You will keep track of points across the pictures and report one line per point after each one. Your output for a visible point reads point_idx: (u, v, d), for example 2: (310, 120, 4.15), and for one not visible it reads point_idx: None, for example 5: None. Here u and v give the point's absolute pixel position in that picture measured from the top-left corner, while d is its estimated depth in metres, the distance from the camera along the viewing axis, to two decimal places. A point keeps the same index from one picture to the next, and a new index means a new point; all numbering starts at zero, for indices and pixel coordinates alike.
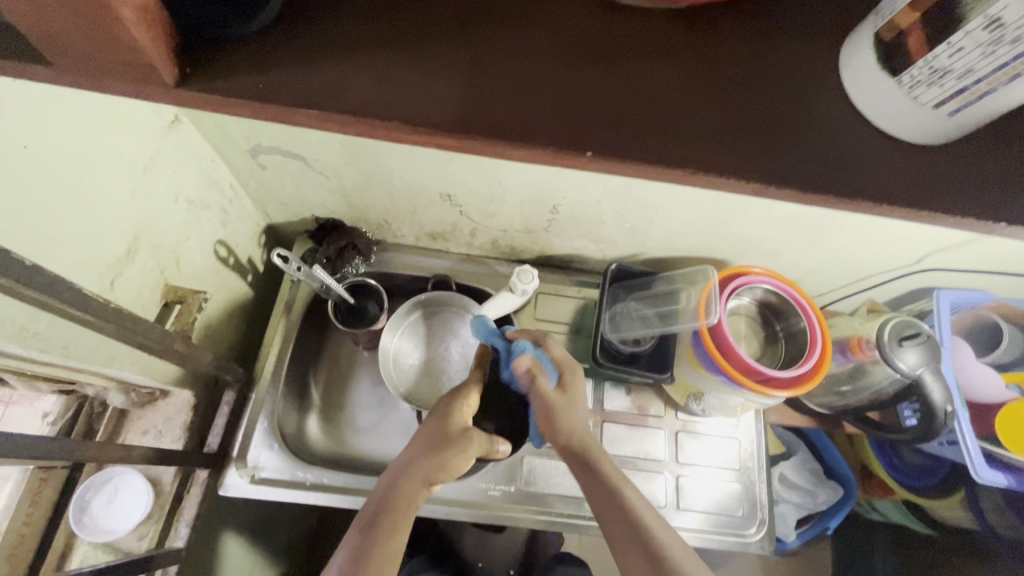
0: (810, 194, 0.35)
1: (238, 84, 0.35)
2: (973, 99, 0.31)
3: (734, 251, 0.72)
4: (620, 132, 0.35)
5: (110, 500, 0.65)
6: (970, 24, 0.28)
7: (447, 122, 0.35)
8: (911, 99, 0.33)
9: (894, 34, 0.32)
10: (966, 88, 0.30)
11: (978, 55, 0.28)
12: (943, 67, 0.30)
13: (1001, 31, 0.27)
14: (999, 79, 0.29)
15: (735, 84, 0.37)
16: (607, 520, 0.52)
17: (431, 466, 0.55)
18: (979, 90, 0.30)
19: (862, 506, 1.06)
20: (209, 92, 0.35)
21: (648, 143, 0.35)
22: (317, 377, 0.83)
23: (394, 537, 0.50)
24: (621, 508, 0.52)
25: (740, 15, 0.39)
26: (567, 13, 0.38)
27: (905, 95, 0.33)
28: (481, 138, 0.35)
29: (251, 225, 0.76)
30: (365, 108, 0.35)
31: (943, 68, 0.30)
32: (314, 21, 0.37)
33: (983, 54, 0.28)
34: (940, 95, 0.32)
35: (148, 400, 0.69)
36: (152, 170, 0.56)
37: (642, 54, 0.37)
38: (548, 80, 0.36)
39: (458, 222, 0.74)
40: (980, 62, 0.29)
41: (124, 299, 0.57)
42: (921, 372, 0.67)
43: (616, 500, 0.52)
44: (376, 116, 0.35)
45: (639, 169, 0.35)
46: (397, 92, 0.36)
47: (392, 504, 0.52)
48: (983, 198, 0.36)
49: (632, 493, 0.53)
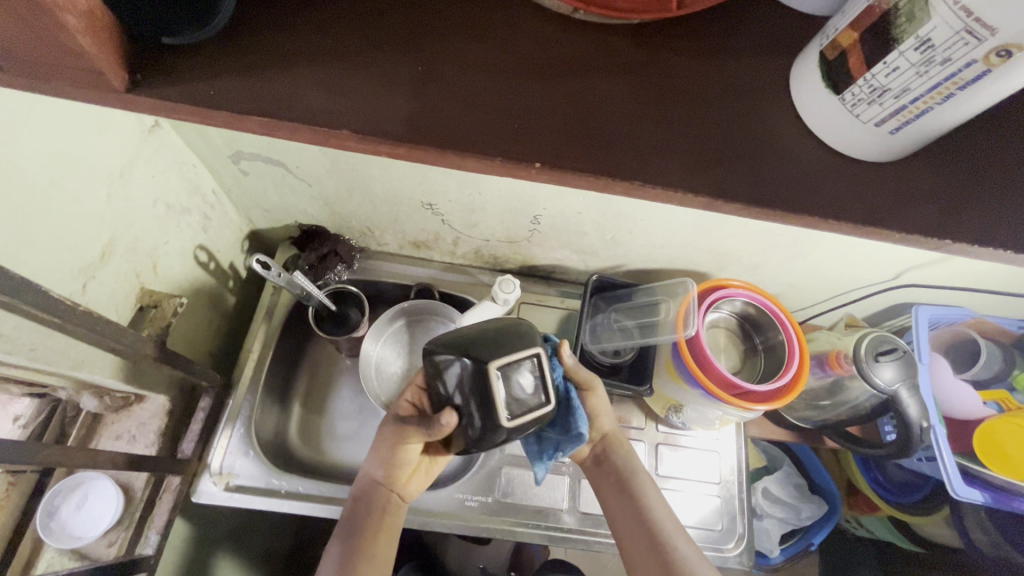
0: (771, 209, 0.35)
1: (188, 90, 0.34)
2: (910, 118, 0.31)
3: (714, 263, 0.72)
4: (570, 145, 0.35)
5: (80, 506, 0.64)
6: (903, 44, 0.28)
7: (396, 132, 0.35)
8: (854, 116, 0.33)
9: (836, 54, 0.32)
10: (903, 108, 0.31)
11: (913, 74, 0.29)
12: (881, 86, 0.31)
13: (931, 52, 0.27)
14: (934, 99, 0.29)
15: (689, 99, 0.37)
16: (626, 524, 0.58)
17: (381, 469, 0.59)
18: (915, 110, 0.30)
19: (848, 523, 1.05)
20: (160, 99, 0.34)
21: (599, 158, 0.35)
22: (298, 384, 0.83)
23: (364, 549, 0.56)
24: (641, 517, 0.57)
25: (699, 32, 0.39)
26: (522, 26, 0.38)
27: (848, 113, 0.33)
28: (431, 148, 0.35)
29: (232, 231, 0.76)
30: (312, 115, 0.34)
31: (881, 87, 0.30)
32: (265, 25, 0.36)
33: (917, 74, 0.28)
34: (881, 114, 0.32)
35: (122, 404, 0.68)
36: (129, 174, 0.56)
37: (596, 69, 0.37)
38: (500, 91, 0.36)
39: (440, 231, 0.74)
40: (914, 82, 0.29)
41: (98, 303, 0.57)
42: (897, 388, 0.68)
43: (635, 508, 0.58)
44: (324, 124, 0.34)
45: (590, 182, 0.35)
46: (347, 99, 0.35)
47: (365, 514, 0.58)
48: (947, 214, 0.36)
49: (652, 502, 0.58)
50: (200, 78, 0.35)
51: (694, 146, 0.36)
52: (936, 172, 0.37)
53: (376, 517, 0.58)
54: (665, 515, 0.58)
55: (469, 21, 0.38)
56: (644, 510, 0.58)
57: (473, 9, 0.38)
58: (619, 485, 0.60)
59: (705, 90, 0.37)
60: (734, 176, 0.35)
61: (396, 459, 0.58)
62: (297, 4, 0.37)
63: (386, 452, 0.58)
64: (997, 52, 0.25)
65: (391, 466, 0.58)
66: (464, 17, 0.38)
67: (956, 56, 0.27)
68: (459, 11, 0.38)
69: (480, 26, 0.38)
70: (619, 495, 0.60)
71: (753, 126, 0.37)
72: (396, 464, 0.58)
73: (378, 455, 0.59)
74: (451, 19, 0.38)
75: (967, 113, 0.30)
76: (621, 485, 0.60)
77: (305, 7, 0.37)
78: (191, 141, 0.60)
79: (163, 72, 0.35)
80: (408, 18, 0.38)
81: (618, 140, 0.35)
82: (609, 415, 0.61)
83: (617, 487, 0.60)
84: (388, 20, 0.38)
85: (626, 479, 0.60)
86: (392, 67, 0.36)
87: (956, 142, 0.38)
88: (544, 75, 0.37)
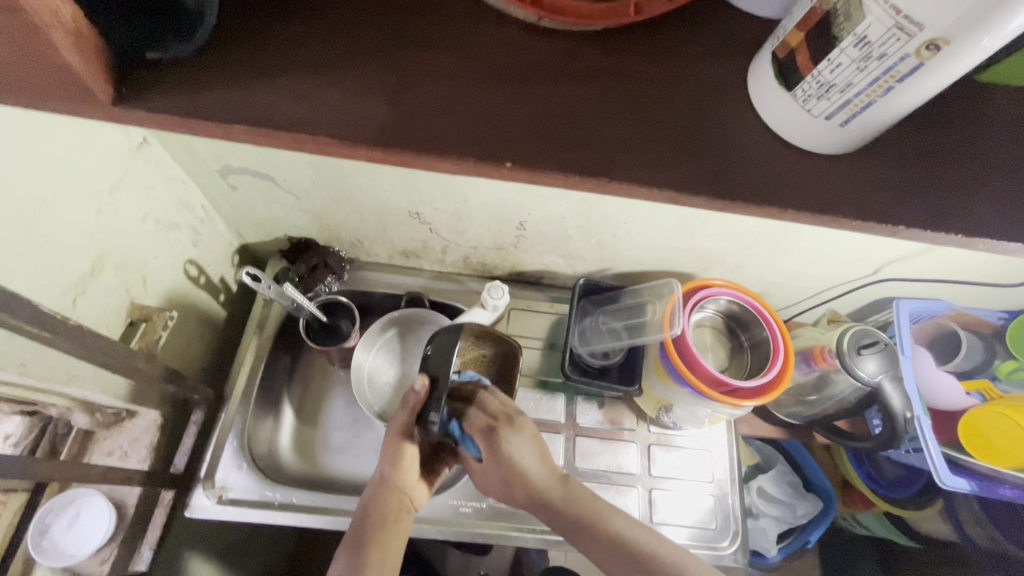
0: (737, 202, 0.36)
1: (170, 102, 0.36)
2: (857, 111, 0.33)
3: (699, 263, 0.74)
4: (539, 146, 0.36)
5: (72, 523, 0.63)
6: (843, 42, 0.30)
7: (370, 137, 0.36)
8: (806, 111, 0.35)
9: (787, 53, 0.34)
10: (849, 101, 0.32)
11: (854, 69, 0.30)
12: (827, 82, 0.32)
13: (868, 48, 0.29)
14: (876, 92, 0.31)
15: (652, 101, 0.38)
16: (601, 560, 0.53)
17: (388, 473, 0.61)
18: (860, 103, 0.32)
19: (847, 521, 1.05)
20: (144, 111, 0.35)
21: (567, 156, 0.36)
22: (291, 396, 0.83)
23: (381, 549, 0.56)
24: (614, 543, 0.52)
25: (663, 37, 0.41)
26: (493, 35, 0.39)
27: (800, 108, 0.35)
28: (405, 151, 0.36)
29: (223, 244, 0.77)
30: (288, 123, 0.36)
31: (827, 82, 0.32)
32: (245, 41, 0.38)
33: (858, 69, 0.30)
34: (829, 108, 0.34)
35: (114, 420, 0.68)
36: (118, 190, 0.57)
37: (562, 73, 0.38)
38: (471, 95, 0.37)
39: (428, 239, 0.75)
40: (857, 77, 0.31)
41: (88, 318, 0.57)
42: (881, 380, 0.69)
43: (606, 541, 0.52)
44: (299, 131, 0.35)
45: (559, 180, 0.36)
46: (321, 107, 0.36)
47: (378, 518, 0.58)
48: (911, 206, 0.37)
49: (623, 528, 0.53)
50: (182, 91, 0.36)
51: (659, 145, 0.37)
52: (899, 164, 0.38)
53: (386, 522, 0.58)
54: (632, 531, 0.53)
55: (441, 31, 0.39)
56: (616, 539, 0.52)
57: (443, 19, 0.40)
58: (582, 525, 0.54)
59: (669, 90, 0.39)
60: (698, 171, 0.37)
61: (400, 452, 0.61)
62: (275, 17, 0.38)
63: (388, 447, 0.62)
64: (927, 46, 0.27)
65: (395, 463, 0.61)
66: (436, 28, 0.39)
67: (892, 50, 0.28)
68: (432, 23, 0.39)
69: (450, 36, 0.39)
70: (583, 534, 0.54)
71: (716, 124, 0.38)
72: (401, 459, 0.61)
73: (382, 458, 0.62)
74: (424, 30, 0.39)
75: (908, 106, 0.32)
76: (580, 525, 0.54)
77: (282, 21, 0.38)
78: (180, 157, 0.61)
79: (148, 86, 0.36)
80: (383, 29, 0.39)
81: (586, 140, 0.37)
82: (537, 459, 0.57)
83: (579, 530, 0.54)
84: (364, 31, 0.39)
85: (585, 516, 0.54)
86: (367, 76, 0.37)
87: (914, 136, 0.39)
88: (511, 79, 0.38)
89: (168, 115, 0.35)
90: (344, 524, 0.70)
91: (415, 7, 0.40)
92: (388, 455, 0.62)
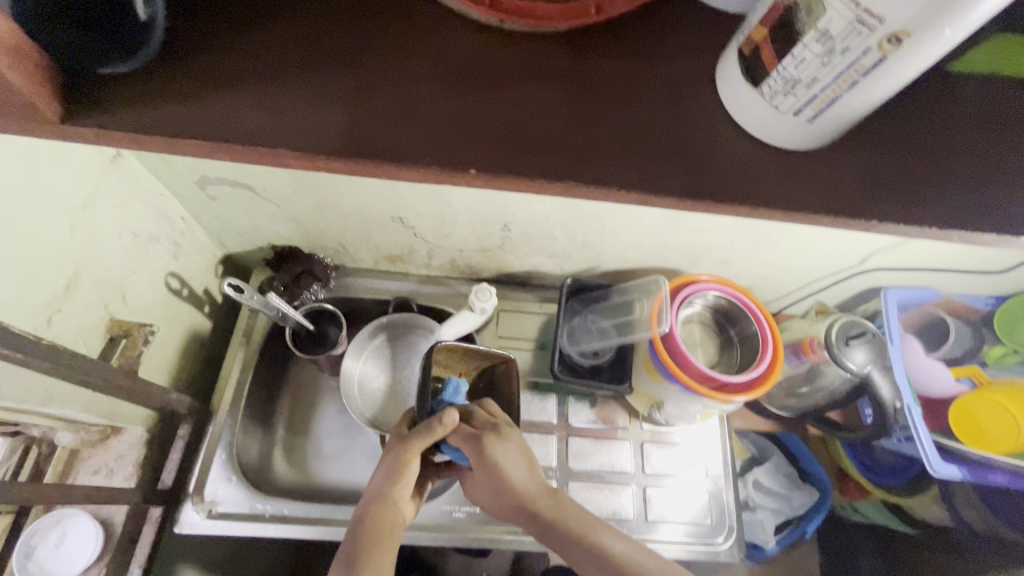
0: (710, 201, 0.36)
1: (119, 118, 0.35)
2: (823, 106, 0.32)
3: (685, 259, 0.73)
4: (501, 149, 0.36)
5: (59, 544, 0.62)
6: (806, 37, 0.29)
7: (328, 146, 0.35)
8: (773, 107, 0.35)
9: (752, 49, 0.34)
10: (815, 96, 0.32)
11: (818, 64, 0.30)
12: (793, 78, 0.32)
13: (831, 43, 0.29)
14: (841, 87, 0.31)
15: (618, 100, 0.38)
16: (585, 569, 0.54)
17: (382, 487, 0.56)
18: (826, 98, 0.32)
19: (845, 509, 1.03)
20: (92, 127, 0.34)
21: (531, 159, 0.36)
22: (281, 405, 0.82)
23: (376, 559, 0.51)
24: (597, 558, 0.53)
25: (629, 34, 0.40)
26: (453, 38, 0.39)
27: (768, 105, 0.35)
28: (366, 159, 0.35)
29: (205, 256, 0.76)
30: (243, 135, 0.35)
31: (793, 78, 0.32)
32: (198, 52, 0.37)
33: (822, 64, 0.30)
34: (796, 104, 0.33)
35: (100, 437, 0.67)
36: (92, 205, 0.56)
37: (525, 74, 0.38)
38: (431, 100, 0.37)
39: (414, 244, 0.75)
40: (821, 72, 0.30)
41: (64, 336, 0.56)
42: (869, 370, 0.69)
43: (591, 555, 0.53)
44: (255, 143, 0.35)
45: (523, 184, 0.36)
46: (277, 117, 0.36)
47: (371, 530, 0.54)
48: (888, 197, 0.37)
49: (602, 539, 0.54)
50: (132, 107, 0.35)
51: (624, 146, 0.37)
52: (874, 156, 0.38)
53: (377, 537, 0.53)
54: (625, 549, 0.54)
55: (401, 35, 0.39)
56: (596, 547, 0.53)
57: (404, 23, 0.39)
58: (564, 536, 0.55)
59: (638, 90, 0.38)
60: (667, 169, 0.36)
61: (401, 472, 0.56)
62: (232, 26, 0.38)
63: (387, 468, 0.57)
64: (889, 39, 0.27)
65: (393, 482, 0.56)
66: (396, 31, 0.39)
67: (854, 44, 0.28)
68: (392, 27, 0.39)
69: (412, 39, 0.39)
70: (564, 543, 0.55)
71: (684, 122, 0.38)
72: (401, 477, 0.57)
73: (378, 471, 0.58)
74: (383, 34, 0.39)
75: (873, 100, 0.31)
76: (556, 527, 0.55)
77: (238, 30, 0.38)
78: (156, 169, 0.60)
79: (93, 102, 0.35)
80: (341, 35, 0.38)
81: (552, 141, 0.36)
82: (525, 469, 0.57)
83: (563, 539, 0.55)
84: (321, 38, 0.38)
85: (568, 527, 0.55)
86: (324, 83, 0.37)
87: (888, 127, 0.39)
88: (471, 82, 0.38)
89: (113, 131, 0.34)
90: (337, 534, 0.69)
91: (377, 13, 0.39)
92: (387, 467, 0.57)
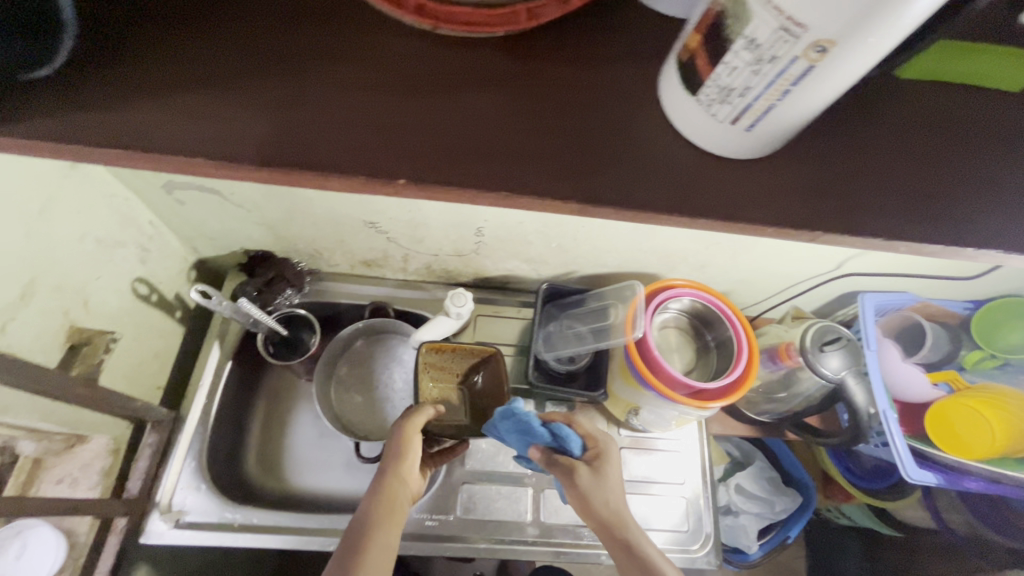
0: (659, 208, 0.35)
1: (43, 124, 0.34)
2: (758, 115, 0.32)
3: (662, 264, 0.73)
4: (437, 160, 0.36)
5: (18, 556, 0.59)
6: (735, 44, 0.29)
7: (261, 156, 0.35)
8: (711, 115, 0.34)
9: (688, 56, 0.33)
10: (750, 106, 0.31)
11: (749, 73, 0.29)
12: (727, 86, 0.31)
13: (759, 51, 0.28)
14: (774, 96, 0.30)
15: (559, 108, 0.38)
16: None
17: (393, 459, 0.56)
18: (760, 107, 0.31)
19: (832, 512, 1.02)
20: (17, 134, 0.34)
21: (467, 169, 0.35)
22: (255, 412, 0.81)
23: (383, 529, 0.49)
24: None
25: (575, 41, 0.40)
26: (394, 46, 0.38)
27: (705, 112, 0.34)
28: (299, 169, 0.35)
29: (175, 261, 0.74)
30: (173, 145, 0.35)
31: (727, 87, 0.31)
32: (131, 60, 0.37)
33: (752, 73, 0.29)
34: (732, 113, 0.33)
35: (65, 446, 0.65)
36: (50, 210, 0.55)
37: (465, 83, 0.38)
38: (367, 110, 0.37)
39: (388, 248, 0.74)
40: (752, 80, 0.30)
41: (20, 344, 0.55)
42: (843, 376, 0.70)
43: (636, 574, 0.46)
44: (186, 153, 0.35)
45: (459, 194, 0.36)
46: (210, 127, 0.36)
47: (382, 501, 0.52)
48: (842, 205, 0.36)
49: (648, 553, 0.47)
50: (55, 113, 0.35)
51: (563, 155, 0.36)
52: (832, 163, 0.38)
53: (390, 507, 0.51)
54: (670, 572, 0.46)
55: (341, 42, 0.38)
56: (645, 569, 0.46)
57: (344, 30, 0.39)
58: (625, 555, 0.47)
59: (581, 98, 0.38)
60: (606, 180, 0.36)
61: (405, 446, 0.57)
62: (169, 33, 0.38)
63: (394, 444, 0.57)
64: (814, 47, 0.26)
65: (400, 456, 0.56)
66: (336, 40, 0.39)
67: (781, 53, 0.27)
68: (332, 35, 0.39)
69: (351, 47, 0.38)
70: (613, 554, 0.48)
71: (626, 131, 0.38)
72: (406, 452, 0.57)
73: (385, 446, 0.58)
74: (321, 42, 0.38)
75: (817, 107, 0.31)
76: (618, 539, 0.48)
77: (174, 38, 0.37)
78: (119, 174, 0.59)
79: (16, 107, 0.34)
80: (281, 43, 0.38)
81: (489, 151, 0.36)
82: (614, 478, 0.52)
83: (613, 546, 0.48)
84: (260, 46, 0.38)
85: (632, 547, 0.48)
86: (261, 93, 0.37)
87: (847, 134, 0.39)
88: (410, 91, 0.37)
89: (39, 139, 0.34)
90: (306, 543, 0.69)
91: (308, 20, 0.39)
92: (395, 443, 0.57)
